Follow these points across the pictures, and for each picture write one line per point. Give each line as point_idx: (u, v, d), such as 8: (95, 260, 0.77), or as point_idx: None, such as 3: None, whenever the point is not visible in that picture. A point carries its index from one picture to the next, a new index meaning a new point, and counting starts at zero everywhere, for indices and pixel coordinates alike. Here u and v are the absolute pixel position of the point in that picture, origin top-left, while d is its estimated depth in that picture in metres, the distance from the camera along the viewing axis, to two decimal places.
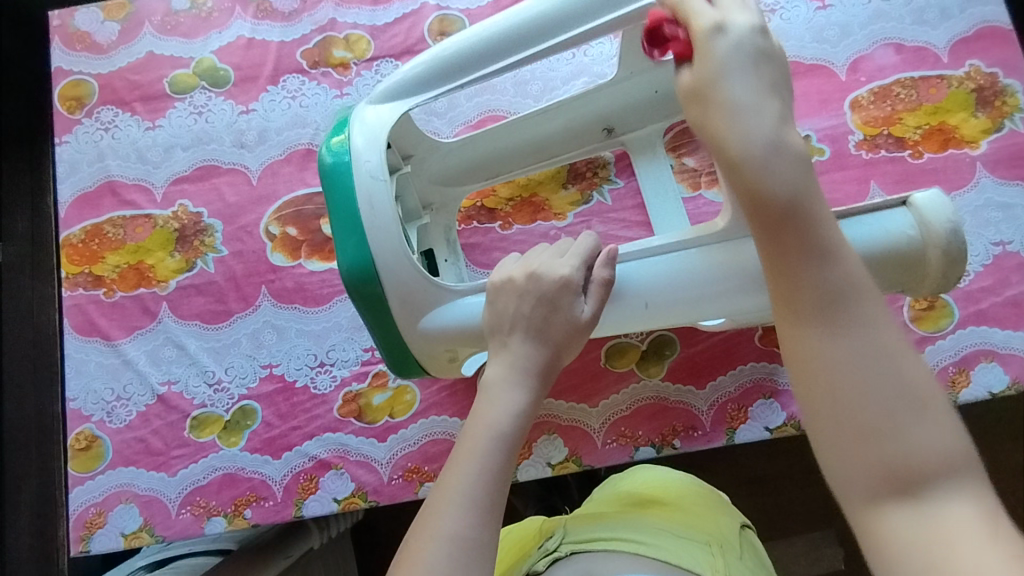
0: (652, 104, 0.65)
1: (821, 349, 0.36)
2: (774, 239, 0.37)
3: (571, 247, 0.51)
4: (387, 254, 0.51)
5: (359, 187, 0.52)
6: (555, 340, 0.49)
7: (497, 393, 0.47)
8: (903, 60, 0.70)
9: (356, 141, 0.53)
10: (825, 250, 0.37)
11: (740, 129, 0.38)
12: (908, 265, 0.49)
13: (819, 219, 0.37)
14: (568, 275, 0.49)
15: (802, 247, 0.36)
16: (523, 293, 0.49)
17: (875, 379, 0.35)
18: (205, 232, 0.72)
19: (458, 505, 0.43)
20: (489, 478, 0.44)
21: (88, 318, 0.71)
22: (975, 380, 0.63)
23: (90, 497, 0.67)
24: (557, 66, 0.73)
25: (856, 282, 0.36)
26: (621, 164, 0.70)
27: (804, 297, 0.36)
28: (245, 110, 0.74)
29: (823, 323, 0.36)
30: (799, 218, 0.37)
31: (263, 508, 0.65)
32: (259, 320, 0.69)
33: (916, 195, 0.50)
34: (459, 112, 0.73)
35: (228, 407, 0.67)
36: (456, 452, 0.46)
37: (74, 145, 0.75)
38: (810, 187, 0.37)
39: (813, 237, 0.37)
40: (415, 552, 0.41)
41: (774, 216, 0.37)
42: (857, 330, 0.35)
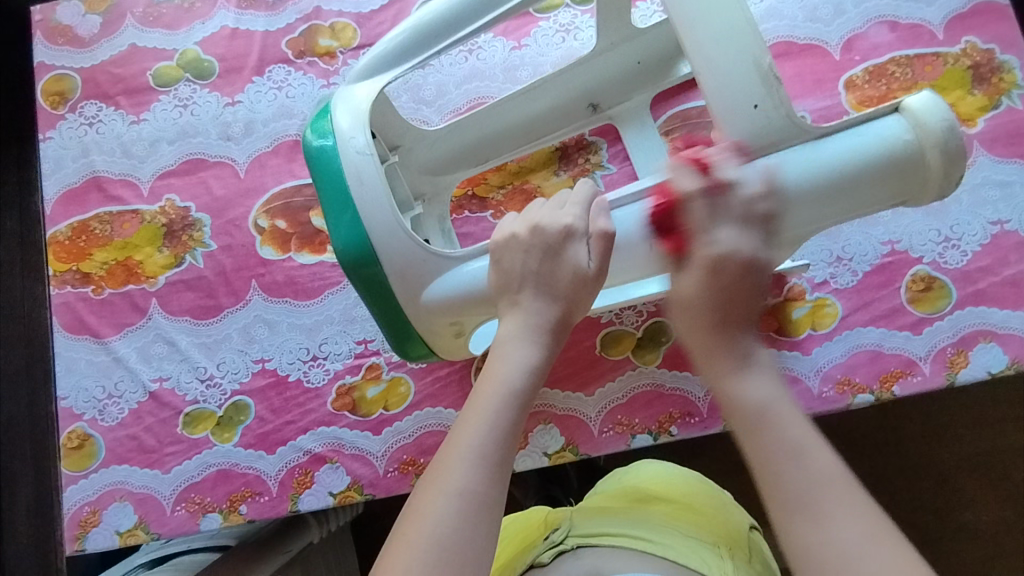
0: (636, 75, 0.66)
1: (811, 538, 0.38)
2: (757, 437, 0.42)
3: (569, 197, 0.51)
4: (382, 229, 0.50)
5: (348, 165, 0.51)
6: (564, 294, 0.48)
7: (508, 347, 0.47)
8: (898, 38, 0.69)
9: (341, 123, 0.52)
10: (801, 450, 0.41)
11: (721, 341, 0.46)
12: (908, 173, 0.45)
13: (794, 418, 0.42)
14: (570, 226, 0.49)
15: (780, 442, 0.41)
16: (532, 244, 0.49)
17: (871, 553, 0.37)
18: (193, 227, 0.71)
19: (468, 462, 0.42)
20: (499, 435, 0.43)
21: (77, 316, 0.70)
22: (973, 360, 0.62)
23: (84, 495, 0.66)
24: (546, 50, 0.71)
25: (833, 474, 0.40)
26: (614, 150, 0.69)
27: (788, 486, 0.40)
28: (231, 102, 0.73)
29: (805, 508, 0.39)
30: (778, 419, 0.42)
31: (259, 504, 0.64)
32: (249, 314, 0.69)
33: (907, 99, 0.46)
34: (448, 100, 0.72)
35: (221, 403, 0.67)
36: (467, 409, 0.45)
37: (58, 141, 0.74)
38: (781, 401, 0.43)
39: (788, 434, 0.42)
40: (424, 504, 0.41)
41: (749, 420, 0.43)
42: (845, 516, 0.38)
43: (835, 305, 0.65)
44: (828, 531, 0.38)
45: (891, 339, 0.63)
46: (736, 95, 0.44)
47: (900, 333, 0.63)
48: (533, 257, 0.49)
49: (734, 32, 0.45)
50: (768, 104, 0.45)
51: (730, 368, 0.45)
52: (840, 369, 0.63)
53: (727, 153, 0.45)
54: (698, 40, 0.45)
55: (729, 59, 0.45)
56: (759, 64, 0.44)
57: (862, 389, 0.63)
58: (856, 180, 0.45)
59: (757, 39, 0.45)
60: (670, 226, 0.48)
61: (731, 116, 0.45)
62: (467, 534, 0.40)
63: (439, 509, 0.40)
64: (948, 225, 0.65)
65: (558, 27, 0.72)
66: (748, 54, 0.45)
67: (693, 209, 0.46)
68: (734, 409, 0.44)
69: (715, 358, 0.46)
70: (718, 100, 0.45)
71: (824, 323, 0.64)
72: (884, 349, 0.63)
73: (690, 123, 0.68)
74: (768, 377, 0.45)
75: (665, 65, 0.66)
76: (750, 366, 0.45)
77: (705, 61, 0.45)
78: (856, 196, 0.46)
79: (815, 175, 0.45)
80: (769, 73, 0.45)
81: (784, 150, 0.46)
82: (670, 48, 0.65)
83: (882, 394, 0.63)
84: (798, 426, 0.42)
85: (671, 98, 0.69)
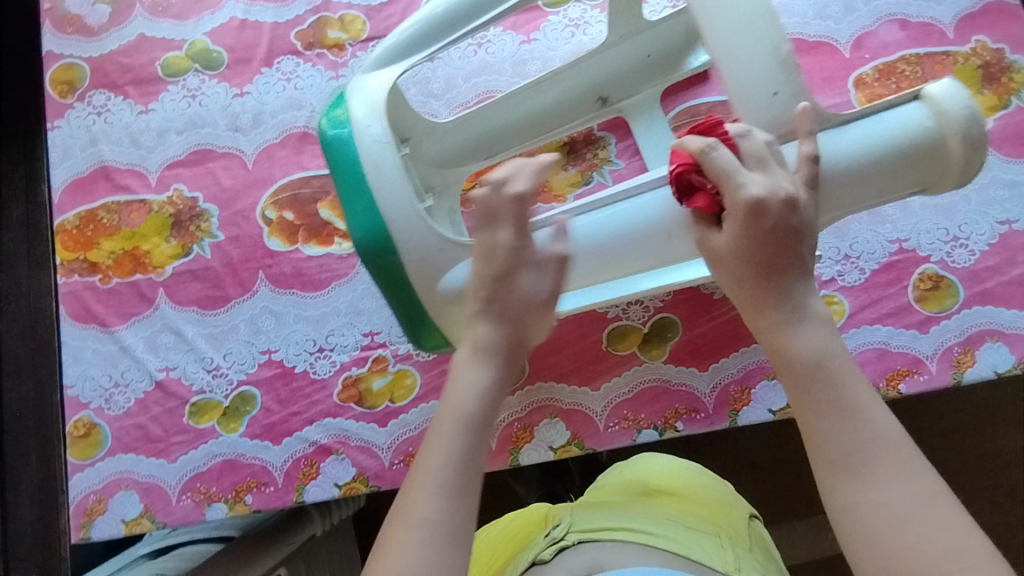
0: (644, 69, 0.66)
1: (860, 497, 0.39)
2: (809, 394, 0.42)
3: (500, 210, 0.47)
4: (401, 219, 0.50)
5: (364, 154, 0.51)
6: (515, 317, 0.48)
7: (462, 372, 0.48)
8: (908, 36, 0.69)
9: (356, 112, 0.51)
10: (854, 409, 0.40)
11: (770, 297, 0.44)
12: (928, 160, 0.45)
13: (847, 379, 0.41)
14: (523, 248, 0.48)
15: (833, 402, 0.41)
16: (482, 269, 0.48)
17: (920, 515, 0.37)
18: (201, 217, 0.71)
19: (434, 493, 0.43)
20: (462, 459, 0.44)
21: (84, 305, 0.70)
22: (979, 359, 0.62)
23: (90, 484, 0.66)
24: (556, 45, 0.71)
25: (885, 436, 0.40)
26: (622, 145, 0.69)
27: (838, 446, 0.40)
28: (239, 93, 0.73)
29: (856, 470, 0.39)
30: (833, 377, 0.41)
31: (264, 494, 0.65)
32: (256, 305, 0.69)
33: (928, 86, 0.45)
34: (456, 94, 0.72)
35: (227, 393, 0.67)
36: (427, 444, 0.46)
37: (66, 130, 0.74)
38: (836, 356, 0.42)
39: (841, 394, 0.41)
40: (392, 541, 0.42)
41: (799, 374, 0.42)
42: (895, 478, 0.38)
43: (843, 303, 0.65)
44: (875, 490, 0.38)
45: (897, 337, 0.63)
46: (755, 83, 0.44)
47: (906, 331, 0.63)
48: (484, 283, 0.48)
49: (753, 22, 0.45)
50: (788, 92, 0.44)
51: (781, 325, 0.43)
52: None
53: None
54: (717, 27, 0.45)
55: (748, 47, 0.44)
56: (778, 52, 0.44)
57: (868, 386, 0.63)
58: (875, 168, 0.45)
59: (775, 27, 0.45)
60: (694, 185, 0.45)
61: (753, 101, 0.45)
62: (441, 563, 0.41)
63: (410, 541, 0.41)
64: (956, 224, 0.65)
65: (568, 22, 0.72)
66: (766, 42, 0.44)
67: (716, 160, 0.43)
68: (781, 363, 0.43)
69: (761, 313, 0.44)
70: (738, 88, 0.45)
71: (830, 321, 0.64)
72: (890, 347, 0.63)
73: (699, 119, 0.68)
74: (823, 331, 0.43)
75: (673, 60, 0.67)
76: (803, 319, 0.43)
77: (724, 49, 0.45)
78: (876, 184, 0.46)
79: (836, 163, 0.45)
80: (788, 61, 0.44)
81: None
82: (677, 42, 0.66)
83: (889, 392, 0.63)
84: (852, 383, 0.41)
85: (677, 96, 0.69)
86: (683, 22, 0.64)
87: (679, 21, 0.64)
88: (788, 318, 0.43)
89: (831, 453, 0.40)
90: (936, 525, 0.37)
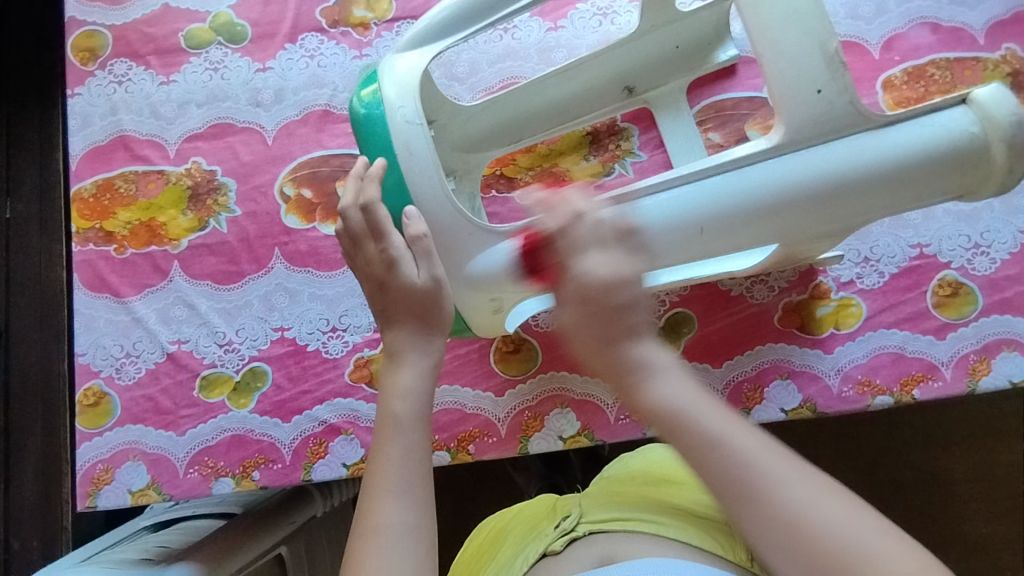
0: (673, 60, 0.66)
1: (762, 521, 0.37)
2: (679, 442, 0.40)
3: (353, 228, 0.50)
4: (431, 199, 0.51)
5: (396, 135, 0.51)
6: (404, 309, 0.49)
7: (389, 377, 0.48)
8: (939, 40, 0.69)
9: (389, 92, 0.51)
10: (718, 439, 0.39)
11: (614, 352, 0.43)
12: (970, 166, 0.45)
13: (707, 411, 0.40)
14: (390, 253, 0.49)
15: (699, 439, 0.39)
16: (368, 284, 0.51)
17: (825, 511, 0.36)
18: (219, 191, 0.70)
19: (393, 497, 0.42)
20: (415, 458, 0.44)
21: (98, 274, 0.70)
22: (995, 368, 0.62)
23: (97, 453, 0.66)
24: (583, 33, 0.71)
25: (762, 454, 0.38)
26: (645, 138, 0.69)
27: (722, 483, 0.38)
28: (262, 68, 0.72)
29: (748, 499, 0.37)
30: (699, 416, 0.40)
31: (271, 471, 0.64)
32: (271, 282, 0.68)
33: (976, 90, 0.45)
34: (480, 78, 0.71)
35: (238, 368, 0.67)
36: (374, 450, 0.45)
37: (86, 97, 0.73)
38: (688, 397, 0.41)
39: (705, 429, 0.39)
40: (359, 553, 0.40)
41: (661, 426, 0.41)
42: (790, 486, 0.37)
43: (860, 305, 0.64)
44: (772, 509, 0.36)
45: (913, 342, 0.63)
46: (799, 80, 0.45)
47: (923, 336, 0.63)
48: (372, 293, 0.51)
49: (801, 15, 0.45)
50: (832, 89, 0.45)
51: (635, 379, 0.42)
52: (862, 370, 0.63)
53: (789, 137, 0.46)
54: (765, 22, 0.45)
55: (794, 42, 0.45)
56: (824, 48, 0.45)
57: (882, 390, 0.63)
58: (917, 171, 0.45)
59: (823, 21, 0.45)
60: (539, 261, 0.49)
61: (793, 97, 0.45)
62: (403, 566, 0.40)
63: (371, 549, 0.40)
64: (978, 231, 0.65)
65: (596, 11, 0.71)
66: (813, 39, 0.45)
67: (558, 247, 0.45)
68: (642, 417, 0.42)
69: (614, 375, 0.43)
70: (782, 84, 0.45)
71: (847, 323, 0.64)
72: (906, 352, 0.63)
73: (724, 115, 0.68)
74: (672, 373, 0.42)
75: (701, 52, 0.67)
76: (653, 369, 0.42)
77: (770, 43, 0.45)
78: (914, 187, 0.45)
79: (872, 164, 0.45)
80: (834, 57, 0.45)
81: (846, 136, 0.45)
82: (706, 34, 0.66)
83: (902, 397, 0.62)
84: (716, 415, 0.40)
85: (703, 90, 0.69)
86: (714, 14, 0.64)
87: (710, 13, 0.64)
88: (638, 373, 0.42)
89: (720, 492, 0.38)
90: (843, 515, 0.36)
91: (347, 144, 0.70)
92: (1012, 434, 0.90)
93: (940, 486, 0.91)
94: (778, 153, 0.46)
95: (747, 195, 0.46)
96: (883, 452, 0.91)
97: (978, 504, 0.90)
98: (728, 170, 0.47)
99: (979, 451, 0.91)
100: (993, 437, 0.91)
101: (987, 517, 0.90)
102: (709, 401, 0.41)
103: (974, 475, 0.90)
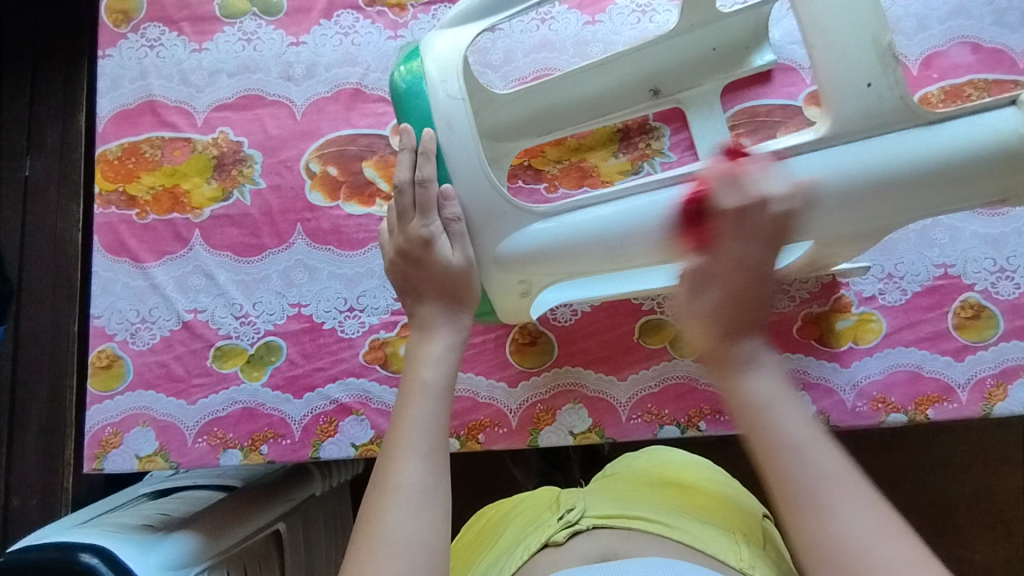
0: (708, 61, 0.66)
1: (822, 529, 0.39)
2: (762, 431, 0.42)
3: (400, 202, 0.53)
4: (468, 178, 0.51)
5: (437, 109, 0.51)
6: (438, 286, 0.53)
7: (421, 349, 0.52)
8: (979, 60, 0.68)
9: (431, 68, 0.51)
10: (799, 445, 0.41)
11: (729, 334, 0.45)
12: (1021, 167, 0.45)
13: (797, 418, 0.43)
14: (429, 231, 0.52)
15: (786, 436, 0.42)
16: (402, 259, 0.54)
17: (880, 544, 0.37)
18: (244, 162, 0.70)
19: (414, 457, 0.47)
20: (436, 427, 0.49)
21: (118, 237, 0.69)
22: (1012, 395, 0.62)
23: (107, 416, 0.66)
24: (620, 29, 0.70)
25: (834, 474, 0.40)
26: (676, 138, 0.68)
27: (798, 482, 0.40)
28: (296, 42, 0.72)
29: (816, 505, 0.39)
30: (782, 419, 0.42)
31: (280, 446, 0.64)
32: (291, 258, 0.68)
33: None
34: (514, 67, 0.71)
35: (253, 341, 0.67)
36: (400, 412, 0.50)
37: (117, 60, 0.73)
38: (785, 401, 0.43)
39: (793, 430, 0.42)
40: (378, 509, 0.45)
41: (745, 419, 0.43)
42: (854, 513, 0.39)
43: (880, 322, 0.64)
44: (833, 522, 0.39)
45: (931, 362, 0.63)
46: (849, 73, 0.45)
47: (941, 357, 0.63)
48: (404, 266, 0.54)
49: (855, 8, 0.44)
50: (882, 83, 0.45)
51: (733, 369, 0.45)
52: (877, 387, 0.63)
53: (835, 130, 0.46)
54: (818, 13, 0.45)
55: (845, 35, 0.45)
56: (876, 42, 0.44)
57: (896, 408, 0.62)
58: (966, 170, 0.45)
59: (877, 15, 0.45)
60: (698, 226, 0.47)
61: (842, 91, 0.45)
62: (419, 522, 0.44)
63: (390, 504, 0.45)
64: (1005, 255, 0.64)
65: (635, 7, 0.70)
66: (866, 33, 0.45)
67: (725, 218, 0.45)
68: (734, 407, 0.44)
69: (720, 356, 0.45)
70: (831, 75, 0.45)
71: (866, 338, 0.64)
72: (923, 372, 0.63)
73: (756, 121, 0.67)
74: (772, 373, 0.45)
75: (738, 55, 0.66)
76: (753, 363, 0.45)
77: (820, 36, 0.45)
78: (962, 187, 0.46)
79: (919, 161, 0.45)
80: (886, 52, 0.45)
81: (892, 132, 0.45)
82: (745, 37, 0.65)
83: (916, 416, 0.62)
84: (800, 421, 0.43)
85: (737, 94, 0.68)
86: (754, 17, 0.64)
87: (749, 15, 0.64)
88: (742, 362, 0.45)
89: (789, 493, 0.40)
90: (895, 552, 0.37)
91: (375, 124, 0.70)
92: (1013, 462, 0.91)
93: (940, 510, 0.91)
94: (822, 146, 0.46)
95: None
96: (885, 471, 0.91)
97: (975, 530, 0.90)
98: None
99: (981, 477, 0.91)
100: (997, 464, 0.91)
101: (982, 542, 0.90)
102: (798, 408, 0.43)
103: (974, 499, 0.91)
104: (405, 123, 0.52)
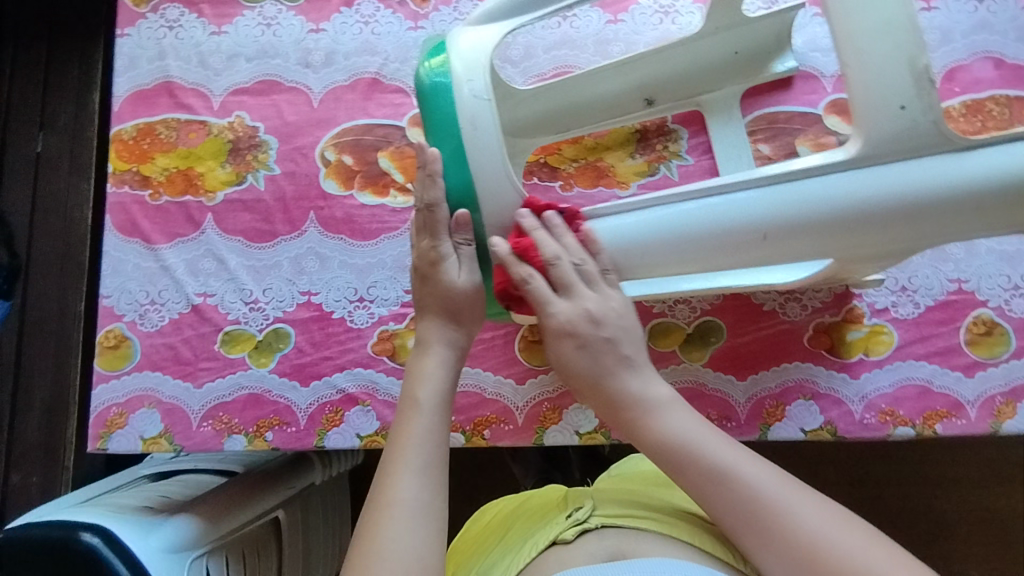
0: (730, 65, 0.65)
1: (778, 536, 0.44)
2: (683, 471, 0.48)
3: (416, 222, 0.55)
4: (489, 178, 0.51)
5: (461, 107, 0.50)
6: (444, 306, 0.55)
7: (418, 368, 0.53)
8: (1001, 76, 0.67)
9: (457, 65, 0.51)
10: (726, 471, 0.47)
11: (610, 394, 0.52)
12: None
13: (715, 441, 0.49)
14: (440, 251, 0.54)
15: (710, 465, 0.47)
16: (414, 274, 0.56)
17: (830, 532, 0.43)
18: (259, 148, 0.70)
19: (412, 474, 0.47)
20: (435, 442, 0.49)
21: (130, 218, 0.69)
22: (1020, 413, 0.61)
23: (113, 396, 0.66)
24: (642, 29, 0.70)
25: (763, 487, 0.46)
26: (694, 142, 0.68)
27: (735, 505, 0.46)
28: (316, 29, 0.72)
29: (768, 518, 0.45)
30: (705, 450, 0.48)
31: (285, 433, 0.64)
32: (303, 245, 0.68)
33: None
34: (534, 63, 0.70)
35: (262, 327, 0.66)
36: (400, 427, 0.50)
37: (135, 40, 0.73)
38: (695, 430, 0.49)
39: (715, 454, 0.48)
40: (374, 525, 0.45)
41: (670, 461, 0.49)
42: (801, 513, 0.44)
43: (892, 334, 0.64)
44: (793, 529, 0.44)
45: (941, 378, 0.62)
46: (884, 92, 0.45)
47: (951, 372, 0.62)
48: (415, 280, 0.56)
49: (894, 28, 0.44)
50: (915, 107, 0.45)
51: (633, 424, 0.51)
52: (886, 400, 0.62)
53: (865, 151, 0.46)
54: (855, 30, 0.45)
55: (882, 56, 0.45)
56: (912, 65, 0.44)
57: (904, 421, 0.62)
58: (993, 198, 0.45)
59: (916, 38, 0.44)
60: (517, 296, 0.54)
61: (875, 111, 0.45)
62: (417, 542, 0.44)
63: (386, 520, 0.44)
64: (1019, 273, 0.64)
65: (657, 8, 0.70)
66: (902, 54, 0.45)
67: (533, 290, 0.52)
68: (658, 455, 0.50)
69: (620, 415, 0.52)
70: (864, 95, 0.45)
71: (876, 350, 0.64)
72: (932, 386, 0.62)
73: (776, 128, 0.67)
74: (676, 409, 0.51)
75: (760, 60, 0.66)
76: (652, 409, 0.51)
77: (856, 52, 0.45)
78: (986, 215, 0.46)
79: (946, 188, 0.45)
80: (921, 75, 0.44)
81: (923, 156, 0.45)
82: (766, 43, 0.65)
83: (924, 430, 0.62)
84: (723, 448, 0.48)
85: (758, 99, 0.68)
86: (777, 25, 0.64)
87: (772, 23, 0.64)
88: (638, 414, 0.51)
89: (729, 516, 0.46)
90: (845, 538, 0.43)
91: (392, 115, 0.70)
92: (1011, 480, 0.91)
93: (939, 526, 0.91)
94: (851, 166, 0.46)
95: (791, 209, 0.47)
96: (884, 483, 0.91)
97: (973, 547, 0.90)
98: (768, 184, 0.48)
99: (980, 494, 0.91)
100: (994, 482, 0.91)
101: (978, 558, 0.90)
102: (714, 434, 0.49)
103: (971, 518, 0.91)
104: (428, 121, 0.52)
